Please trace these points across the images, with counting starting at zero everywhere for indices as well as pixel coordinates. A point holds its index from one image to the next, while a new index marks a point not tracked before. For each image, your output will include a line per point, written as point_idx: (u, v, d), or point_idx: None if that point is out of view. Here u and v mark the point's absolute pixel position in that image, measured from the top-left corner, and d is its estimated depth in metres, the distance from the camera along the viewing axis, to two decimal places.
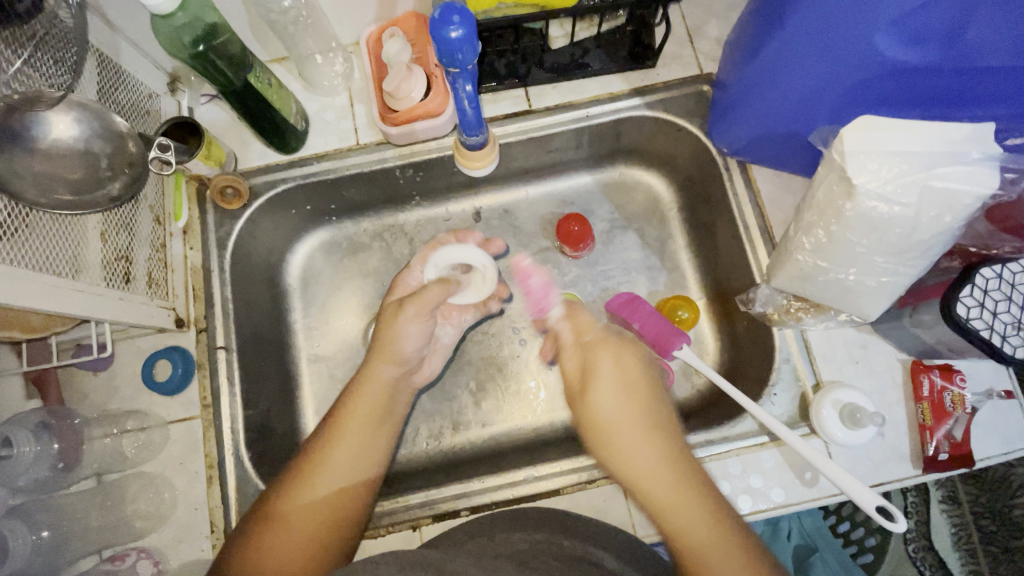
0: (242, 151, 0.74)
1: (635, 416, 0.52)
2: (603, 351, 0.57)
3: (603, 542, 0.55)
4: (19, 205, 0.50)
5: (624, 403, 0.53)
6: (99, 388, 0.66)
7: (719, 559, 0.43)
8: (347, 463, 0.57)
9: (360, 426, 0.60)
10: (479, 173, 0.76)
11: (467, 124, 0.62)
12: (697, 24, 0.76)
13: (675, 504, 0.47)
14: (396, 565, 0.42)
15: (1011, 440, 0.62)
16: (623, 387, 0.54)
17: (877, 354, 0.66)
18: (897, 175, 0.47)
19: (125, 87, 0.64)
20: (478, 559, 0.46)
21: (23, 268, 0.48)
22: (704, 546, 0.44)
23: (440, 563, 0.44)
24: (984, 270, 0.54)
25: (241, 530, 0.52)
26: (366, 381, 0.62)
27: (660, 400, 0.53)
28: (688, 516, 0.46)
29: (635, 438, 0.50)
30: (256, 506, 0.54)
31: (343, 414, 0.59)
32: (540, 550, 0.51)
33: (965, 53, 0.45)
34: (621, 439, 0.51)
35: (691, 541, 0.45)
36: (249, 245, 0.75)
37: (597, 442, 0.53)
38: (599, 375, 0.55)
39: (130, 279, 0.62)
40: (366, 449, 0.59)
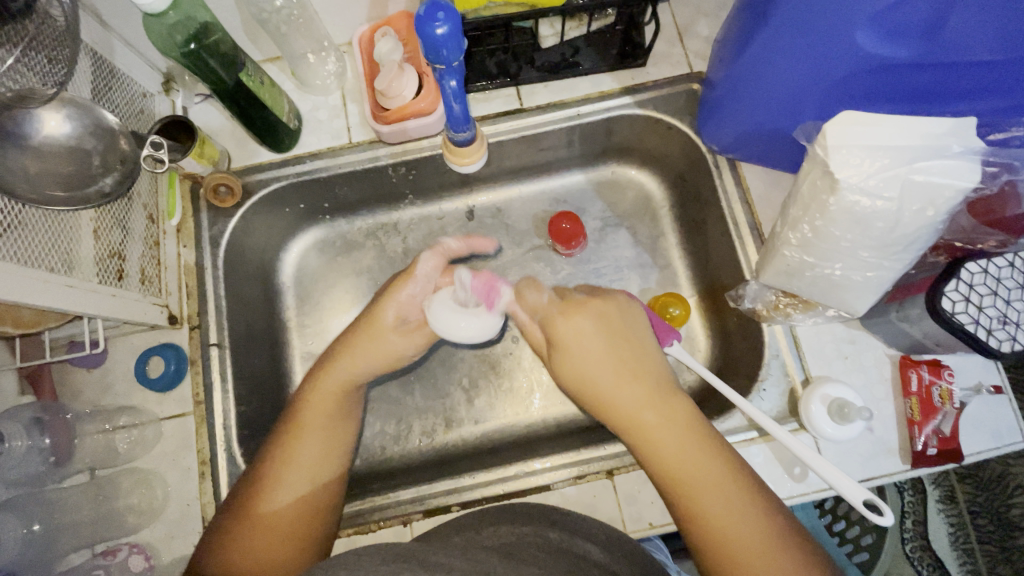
0: (236, 150, 0.74)
1: (616, 370, 0.54)
2: (563, 319, 0.58)
3: (592, 535, 0.55)
4: (15, 202, 0.50)
5: (601, 356, 0.55)
6: (92, 385, 0.67)
7: (714, 490, 0.47)
8: (312, 457, 0.57)
9: (324, 421, 0.59)
10: (469, 170, 0.76)
11: (455, 120, 0.63)
12: (687, 23, 0.77)
13: (668, 446, 0.50)
14: (381, 555, 0.43)
15: (1001, 435, 0.62)
16: (598, 342, 0.56)
17: (865, 349, 0.66)
18: (879, 170, 0.48)
19: (119, 86, 0.64)
20: (464, 551, 0.46)
21: (14, 263, 0.48)
22: (697, 481, 0.48)
23: (426, 555, 0.44)
24: (969, 264, 0.54)
25: (216, 531, 0.53)
26: (325, 378, 0.61)
27: (633, 347, 0.56)
28: (681, 455, 0.49)
29: (622, 388, 0.53)
30: (230, 506, 0.54)
31: (303, 411, 0.59)
32: (527, 542, 0.51)
33: (945, 48, 0.45)
34: (608, 388, 0.53)
35: (684, 478, 0.48)
36: (242, 243, 0.76)
37: (585, 397, 0.55)
38: (568, 341, 0.57)
39: (123, 276, 0.62)
40: (333, 441, 0.59)
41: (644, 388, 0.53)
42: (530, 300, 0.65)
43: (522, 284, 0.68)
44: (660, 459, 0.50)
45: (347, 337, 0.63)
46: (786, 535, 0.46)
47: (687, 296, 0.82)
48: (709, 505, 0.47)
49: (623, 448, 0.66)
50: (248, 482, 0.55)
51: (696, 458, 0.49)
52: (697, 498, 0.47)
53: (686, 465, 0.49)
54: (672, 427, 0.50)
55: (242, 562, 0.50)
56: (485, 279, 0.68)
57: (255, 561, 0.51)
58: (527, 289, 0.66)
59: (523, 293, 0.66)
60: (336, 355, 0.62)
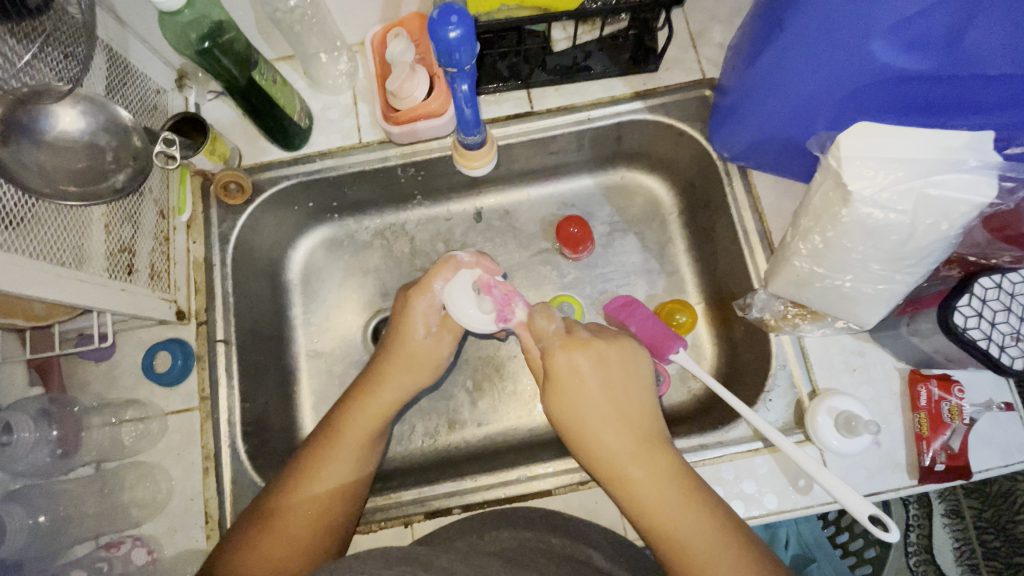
0: (247, 147, 0.75)
1: (608, 417, 0.53)
2: (564, 355, 0.56)
3: (593, 541, 0.55)
4: (27, 195, 0.50)
5: (596, 402, 0.53)
6: (100, 377, 0.67)
7: (700, 549, 0.47)
8: (340, 477, 0.58)
9: (363, 438, 0.60)
10: (478, 174, 0.75)
11: (465, 123, 0.61)
12: (701, 29, 0.76)
13: (659, 502, 0.50)
14: (382, 559, 0.42)
15: (1011, 452, 0.61)
16: (593, 384, 0.54)
17: (874, 362, 0.65)
18: (893, 183, 0.47)
19: (133, 82, 0.65)
20: (464, 556, 0.46)
21: (24, 256, 0.48)
22: (690, 544, 0.48)
23: (427, 559, 0.44)
24: (983, 279, 0.53)
25: (237, 531, 0.54)
26: (371, 399, 0.62)
27: (631, 391, 0.55)
28: (674, 512, 0.49)
29: (615, 437, 0.52)
30: (252, 511, 0.55)
31: (341, 431, 0.60)
32: (528, 548, 0.51)
33: (964, 61, 0.45)
34: (599, 433, 0.52)
35: (676, 538, 0.48)
36: (251, 240, 0.76)
37: (572, 438, 0.54)
38: (564, 381, 0.55)
39: (133, 271, 0.63)
40: (361, 463, 0.60)
41: (636, 440, 0.52)
42: (542, 326, 0.61)
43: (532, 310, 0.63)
44: (651, 514, 0.50)
45: (386, 353, 0.65)
46: None
47: (695, 303, 0.81)
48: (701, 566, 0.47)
49: None
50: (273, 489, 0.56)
51: (690, 516, 0.49)
52: (690, 557, 0.47)
53: (679, 523, 0.48)
54: (666, 483, 0.50)
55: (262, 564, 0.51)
56: (506, 289, 0.66)
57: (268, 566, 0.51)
58: (538, 316, 0.62)
59: (536, 319, 0.62)
60: (380, 370, 0.64)
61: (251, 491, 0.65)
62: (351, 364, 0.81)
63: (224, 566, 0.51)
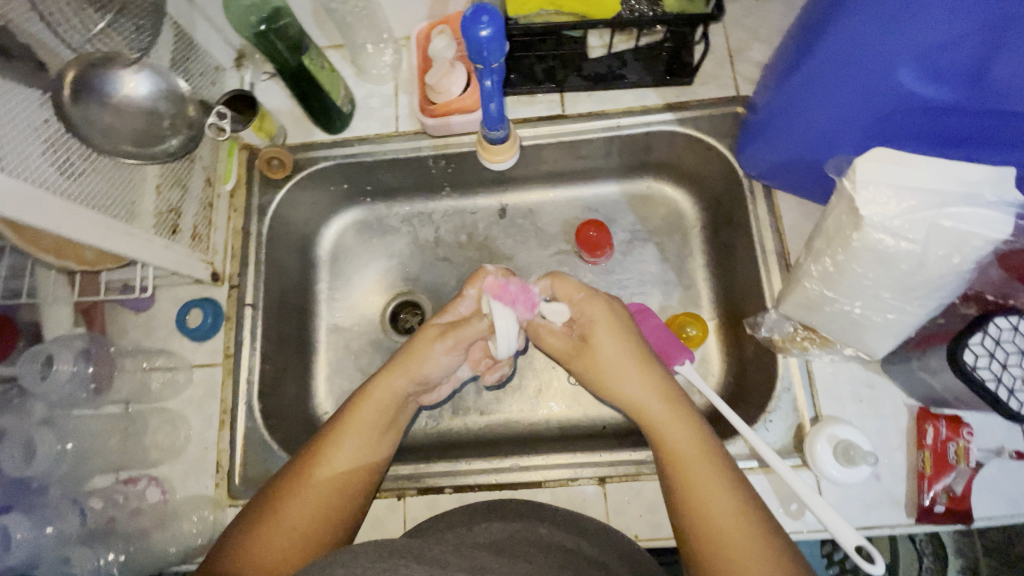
0: (291, 126, 0.79)
1: (636, 362, 0.58)
2: (601, 306, 0.61)
3: (580, 533, 0.57)
4: (90, 150, 0.55)
5: (618, 348, 0.59)
6: (137, 325, 0.73)
7: (708, 484, 0.51)
8: (344, 469, 0.60)
9: (370, 433, 0.62)
10: (499, 167, 0.75)
11: (490, 118, 0.62)
12: (740, 46, 0.77)
13: (674, 439, 0.54)
14: (376, 552, 0.43)
15: (1019, 503, 0.59)
16: (616, 333, 0.60)
17: (883, 395, 0.64)
18: (906, 211, 0.46)
19: (196, 58, 0.71)
20: (455, 548, 0.48)
21: (81, 206, 0.53)
22: (697, 477, 0.51)
23: (418, 551, 0.45)
24: (999, 319, 0.52)
25: (242, 530, 0.56)
26: (368, 399, 0.63)
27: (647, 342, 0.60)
28: (690, 453, 0.53)
29: (635, 382, 0.57)
30: (257, 507, 0.57)
31: (344, 425, 0.61)
32: (519, 539, 0.53)
33: (990, 95, 0.44)
34: (619, 374, 0.58)
35: (689, 471, 0.52)
36: (287, 215, 0.81)
37: (597, 379, 0.60)
38: (599, 325, 0.60)
39: (176, 231, 0.68)
40: (366, 454, 0.62)
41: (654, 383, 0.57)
42: (567, 287, 0.63)
43: (550, 275, 0.64)
44: (671, 451, 0.53)
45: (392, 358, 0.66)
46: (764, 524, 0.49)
47: (708, 318, 0.81)
48: (707, 504, 0.50)
49: (617, 458, 0.67)
50: (276, 484, 0.58)
51: (704, 460, 0.52)
52: (696, 492, 0.51)
53: (692, 467, 0.52)
54: (685, 426, 0.55)
55: (269, 560, 0.54)
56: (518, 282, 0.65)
57: (269, 559, 0.54)
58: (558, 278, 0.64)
59: (562, 285, 0.63)
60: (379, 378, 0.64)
61: (260, 447, 0.69)
62: (368, 341, 0.85)
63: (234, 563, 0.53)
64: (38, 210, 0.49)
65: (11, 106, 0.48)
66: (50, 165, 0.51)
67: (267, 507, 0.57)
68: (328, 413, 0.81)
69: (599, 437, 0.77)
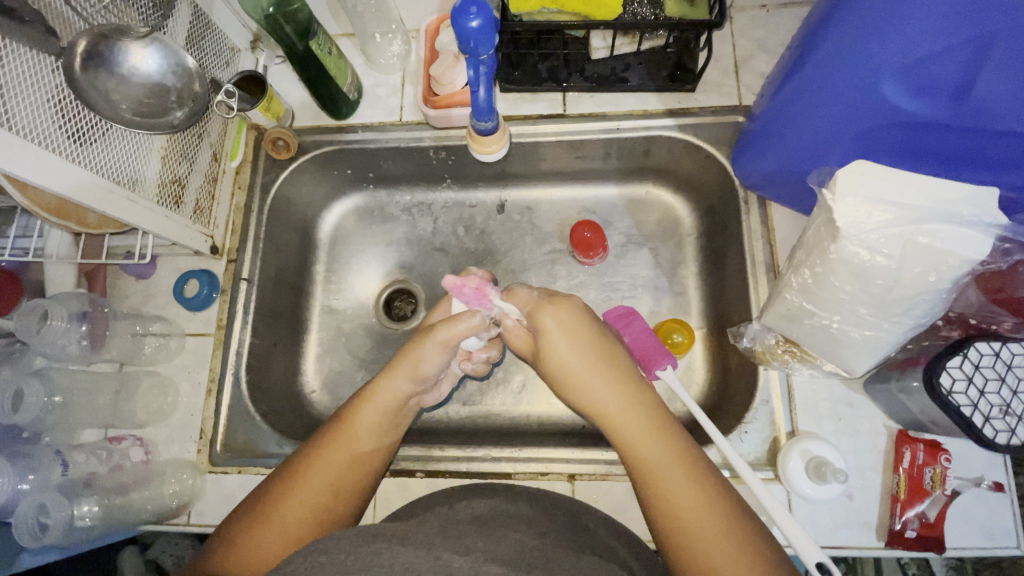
0: (299, 110, 0.82)
1: (597, 368, 0.58)
2: (549, 313, 0.61)
3: (554, 512, 0.58)
4: (99, 118, 0.58)
5: (574, 350, 0.59)
6: (136, 291, 0.76)
7: (676, 480, 0.50)
8: (339, 472, 0.58)
9: (366, 436, 0.61)
10: (490, 159, 0.74)
11: (479, 109, 0.63)
12: (746, 56, 0.76)
13: (635, 439, 0.54)
14: (357, 538, 0.45)
15: (993, 535, 0.59)
16: (569, 335, 0.60)
17: (863, 415, 0.63)
18: (883, 225, 0.46)
19: (211, 38, 0.73)
20: (441, 529, 0.50)
21: (84, 169, 0.56)
22: (662, 474, 0.51)
23: (402, 535, 0.46)
24: (979, 344, 0.52)
25: (231, 530, 0.55)
26: (368, 401, 0.62)
27: (604, 342, 0.60)
28: (660, 461, 0.52)
29: (596, 384, 0.58)
30: (247, 508, 0.56)
31: (343, 425, 0.61)
32: (501, 514, 0.55)
33: (975, 112, 0.44)
34: (579, 376, 0.58)
35: (653, 468, 0.52)
36: (290, 195, 0.83)
37: (561, 383, 0.60)
38: (553, 333, 0.60)
39: (179, 202, 0.71)
40: (363, 457, 0.60)
41: (613, 383, 0.57)
42: (522, 296, 0.66)
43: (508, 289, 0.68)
44: (639, 462, 0.53)
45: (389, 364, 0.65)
46: (732, 514, 0.49)
47: (696, 327, 0.81)
48: (683, 514, 0.49)
49: (590, 456, 0.67)
50: (267, 487, 0.57)
51: (676, 468, 0.51)
52: (662, 487, 0.50)
53: (666, 476, 0.51)
54: (654, 433, 0.54)
55: (256, 561, 0.52)
56: (475, 284, 0.68)
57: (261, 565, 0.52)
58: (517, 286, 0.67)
59: (515, 292, 0.67)
60: (382, 380, 0.64)
61: (243, 418, 0.72)
62: (360, 325, 0.87)
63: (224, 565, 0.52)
64: (37, 167, 0.51)
65: (25, 70, 0.51)
66: (57, 128, 0.54)
67: (256, 511, 0.55)
68: (314, 391, 0.83)
69: (577, 435, 0.77)
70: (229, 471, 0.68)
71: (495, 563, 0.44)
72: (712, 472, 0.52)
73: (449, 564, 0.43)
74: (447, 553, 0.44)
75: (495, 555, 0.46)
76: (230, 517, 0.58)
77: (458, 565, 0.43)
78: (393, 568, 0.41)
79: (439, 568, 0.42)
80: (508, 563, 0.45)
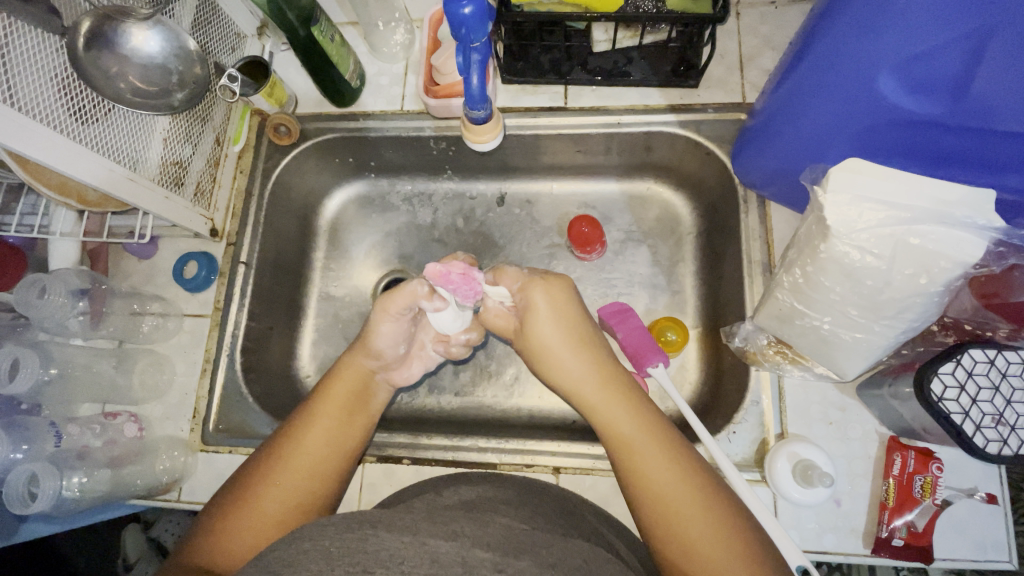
0: (303, 96, 0.83)
1: (575, 348, 0.59)
2: (529, 288, 0.61)
3: (538, 499, 0.58)
4: (102, 98, 0.59)
5: (557, 327, 0.60)
6: (138, 271, 0.78)
7: (652, 453, 0.51)
8: (317, 450, 0.59)
9: (337, 413, 0.62)
10: (485, 149, 0.74)
11: (472, 98, 0.62)
12: (752, 53, 0.75)
13: (613, 413, 0.54)
14: (346, 523, 0.45)
15: (984, 548, 0.57)
16: (553, 313, 0.60)
17: (855, 420, 0.62)
18: (875, 224, 0.46)
19: (217, 23, 0.74)
20: (429, 513, 0.49)
21: (86, 148, 0.57)
22: (638, 447, 0.52)
23: (389, 520, 0.46)
24: (973, 350, 0.51)
25: (215, 512, 0.55)
26: (337, 382, 0.64)
27: (585, 320, 0.61)
28: (636, 439, 0.52)
29: (576, 361, 0.58)
30: (229, 490, 0.56)
31: (318, 406, 0.62)
32: (487, 500, 0.55)
33: (973, 111, 0.43)
34: (560, 352, 0.59)
35: (629, 441, 0.52)
36: (291, 182, 0.84)
37: (540, 360, 0.61)
38: (538, 310, 0.60)
39: (181, 184, 0.72)
40: (341, 435, 0.61)
41: (591, 360, 0.58)
42: (510, 275, 0.64)
43: (494, 270, 0.66)
44: (615, 436, 0.53)
45: (355, 341, 0.68)
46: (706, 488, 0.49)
47: (691, 326, 0.80)
48: (657, 489, 0.49)
49: (576, 451, 0.67)
50: (245, 472, 0.57)
51: (652, 445, 0.51)
52: (637, 460, 0.51)
53: (640, 454, 0.51)
54: (630, 410, 0.54)
55: (238, 541, 0.52)
56: (461, 269, 0.65)
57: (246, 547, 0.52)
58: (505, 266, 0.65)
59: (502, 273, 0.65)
60: (345, 361, 0.66)
61: (236, 399, 0.73)
62: (357, 312, 0.87)
63: (206, 545, 0.52)
64: (37, 144, 0.52)
65: (30, 48, 0.52)
66: (61, 107, 0.55)
67: (237, 496, 0.55)
68: (308, 375, 0.84)
69: (567, 430, 0.77)
70: (220, 450, 0.70)
71: (481, 546, 0.44)
72: (687, 446, 0.52)
73: (436, 551, 0.42)
74: (434, 538, 0.44)
75: (483, 540, 0.45)
76: (213, 499, 0.58)
77: (444, 551, 0.42)
78: (377, 554, 0.41)
79: (424, 555, 0.42)
80: (497, 548, 0.44)
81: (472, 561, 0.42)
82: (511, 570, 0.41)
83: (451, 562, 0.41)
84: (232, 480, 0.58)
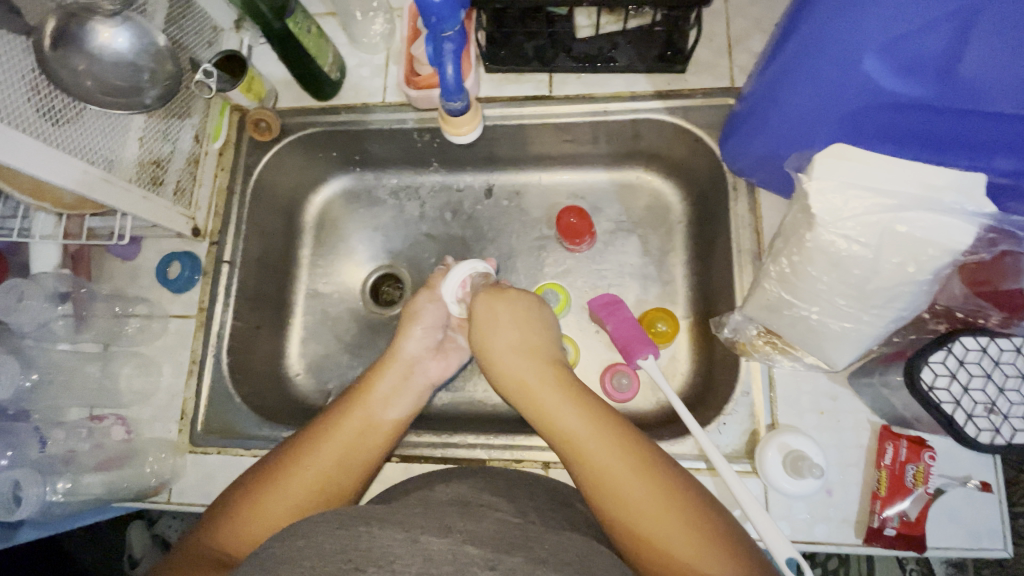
0: (283, 91, 0.81)
1: (516, 351, 0.59)
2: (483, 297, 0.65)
3: (531, 491, 0.57)
4: (74, 100, 0.58)
5: (496, 331, 0.61)
6: (122, 273, 0.77)
7: (594, 445, 0.50)
8: (343, 442, 0.58)
9: (377, 403, 0.62)
10: (464, 142, 0.73)
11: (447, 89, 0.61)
12: (740, 35, 0.73)
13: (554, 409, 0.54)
14: (338, 521, 0.44)
15: (978, 537, 0.57)
16: (493, 318, 0.63)
17: (846, 409, 0.61)
18: (863, 211, 0.44)
19: (190, 17, 0.72)
20: (424, 509, 0.48)
21: (58, 150, 0.56)
22: (580, 440, 0.51)
23: (384, 516, 0.45)
24: (965, 339, 0.50)
25: (228, 499, 0.54)
26: (377, 374, 0.65)
27: (526, 322, 0.62)
28: (583, 432, 0.51)
29: (515, 362, 0.59)
30: (251, 475, 0.56)
31: (358, 395, 0.62)
32: (478, 494, 0.54)
33: (961, 92, 0.42)
34: (501, 355, 0.60)
35: (569, 436, 0.52)
36: (274, 178, 0.82)
37: (487, 364, 0.62)
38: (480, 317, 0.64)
39: (159, 183, 0.71)
40: (373, 429, 0.60)
41: (530, 359, 0.58)
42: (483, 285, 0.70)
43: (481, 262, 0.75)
44: (557, 433, 0.53)
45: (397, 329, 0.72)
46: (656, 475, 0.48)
47: (683, 316, 0.79)
48: (602, 479, 0.49)
49: None
50: (271, 458, 0.57)
51: (595, 437, 0.51)
52: (581, 453, 0.51)
53: (585, 448, 0.50)
54: (572, 403, 0.53)
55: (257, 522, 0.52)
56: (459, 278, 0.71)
57: (263, 531, 0.52)
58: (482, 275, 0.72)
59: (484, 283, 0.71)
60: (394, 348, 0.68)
61: (224, 400, 0.72)
62: (345, 309, 0.86)
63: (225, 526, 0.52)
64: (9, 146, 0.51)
65: None
66: (32, 108, 0.53)
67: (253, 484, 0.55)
68: (298, 373, 0.83)
69: None
70: (209, 451, 0.69)
71: (474, 542, 0.43)
72: (630, 436, 0.51)
73: (429, 547, 0.41)
74: (427, 534, 0.43)
75: (475, 536, 0.44)
76: (229, 487, 0.57)
77: (437, 547, 0.41)
78: (371, 551, 0.40)
79: (417, 553, 0.41)
80: (489, 544, 0.43)
81: (463, 558, 0.41)
82: (503, 566, 0.40)
83: (444, 559, 0.40)
84: (246, 474, 0.57)
